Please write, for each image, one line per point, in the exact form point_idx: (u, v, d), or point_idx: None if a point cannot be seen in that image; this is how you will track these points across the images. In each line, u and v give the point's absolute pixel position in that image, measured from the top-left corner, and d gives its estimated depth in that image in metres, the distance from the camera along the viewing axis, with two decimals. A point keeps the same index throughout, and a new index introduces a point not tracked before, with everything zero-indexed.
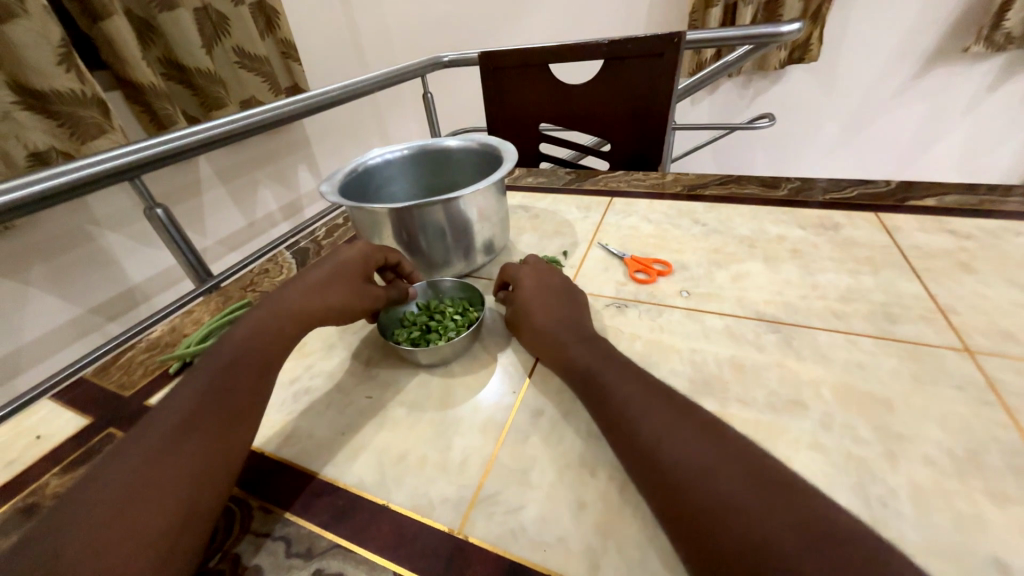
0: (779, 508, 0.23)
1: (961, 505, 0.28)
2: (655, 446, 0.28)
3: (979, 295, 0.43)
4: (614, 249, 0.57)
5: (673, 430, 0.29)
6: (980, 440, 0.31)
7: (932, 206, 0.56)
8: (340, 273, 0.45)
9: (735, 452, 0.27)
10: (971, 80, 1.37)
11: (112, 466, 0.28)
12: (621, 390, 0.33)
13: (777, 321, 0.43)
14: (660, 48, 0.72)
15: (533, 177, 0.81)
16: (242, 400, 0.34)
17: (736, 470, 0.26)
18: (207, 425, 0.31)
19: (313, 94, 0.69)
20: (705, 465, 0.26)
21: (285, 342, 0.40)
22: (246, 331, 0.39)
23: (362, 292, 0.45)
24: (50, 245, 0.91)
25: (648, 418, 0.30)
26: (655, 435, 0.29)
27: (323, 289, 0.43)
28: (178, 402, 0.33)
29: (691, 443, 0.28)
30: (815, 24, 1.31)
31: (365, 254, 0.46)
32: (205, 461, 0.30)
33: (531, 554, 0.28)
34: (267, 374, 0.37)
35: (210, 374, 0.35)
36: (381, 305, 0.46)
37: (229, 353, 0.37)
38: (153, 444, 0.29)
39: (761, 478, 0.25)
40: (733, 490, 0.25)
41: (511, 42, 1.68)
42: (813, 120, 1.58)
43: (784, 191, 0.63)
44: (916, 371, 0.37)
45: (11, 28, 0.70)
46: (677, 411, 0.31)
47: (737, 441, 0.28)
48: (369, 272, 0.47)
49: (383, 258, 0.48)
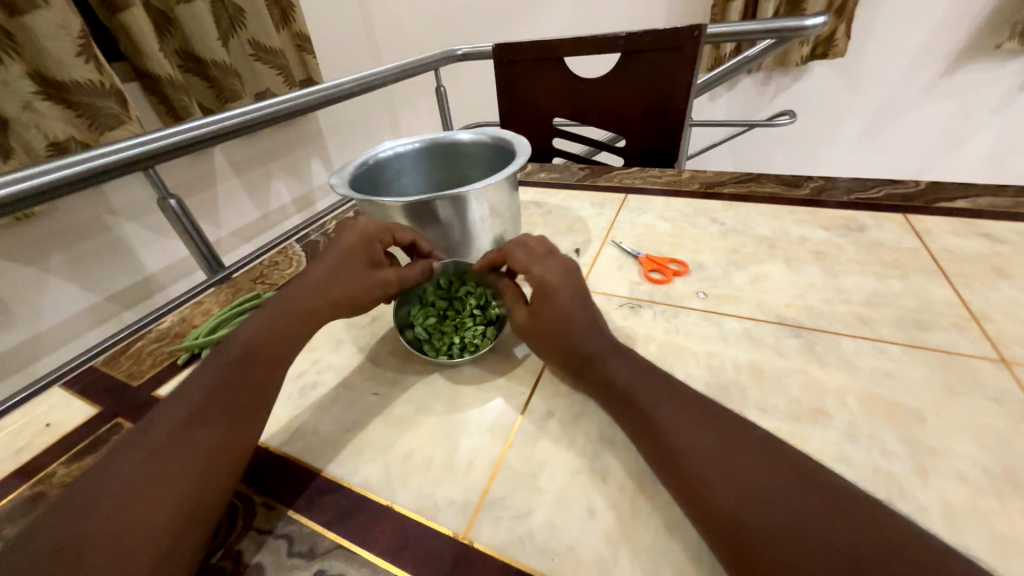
0: (819, 530, 0.22)
1: (998, 527, 0.26)
2: (682, 455, 0.27)
3: (1017, 302, 0.41)
4: (629, 247, 0.55)
5: (701, 436, 0.27)
6: (1019, 457, 0.29)
7: (965, 208, 0.53)
8: (346, 260, 0.42)
9: (770, 461, 0.25)
10: (1004, 77, 1.32)
11: (122, 461, 0.28)
12: (644, 389, 0.32)
13: (798, 325, 0.42)
14: (679, 41, 0.70)
15: (546, 172, 0.79)
16: (252, 391, 0.33)
17: (771, 484, 0.24)
18: (217, 419, 0.31)
19: (327, 87, 0.68)
20: (736, 478, 0.25)
21: (295, 335, 0.38)
22: (254, 323, 0.37)
23: (370, 279, 0.42)
24: (68, 234, 0.93)
25: (674, 422, 0.29)
26: (682, 441, 0.28)
27: (329, 280, 0.41)
28: (188, 395, 0.32)
29: (721, 452, 0.26)
30: (839, 19, 1.27)
31: (370, 236, 0.43)
32: (218, 454, 0.29)
33: (539, 563, 0.27)
34: (280, 364, 0.36)
35: (219, 366, 0.34)
36: (392, 291, 0.43)
37: (239, 344, 0.36)
38: (164, 438, 0.29)
39: (799, 494, 0.23)
40: (769, 508, 0.23)
41: (526, 36, 1.66)
42: (835, 118, 1.53)
43: (807, 190, 0.61)
44: (948, 382, 0.35)
45: (32, 18, 0.70)
46: (705, 413, 0.29)
47: (769, 447, 0.26)
48: (376, 256, 0.44)
49: (390, 239, 0.45)
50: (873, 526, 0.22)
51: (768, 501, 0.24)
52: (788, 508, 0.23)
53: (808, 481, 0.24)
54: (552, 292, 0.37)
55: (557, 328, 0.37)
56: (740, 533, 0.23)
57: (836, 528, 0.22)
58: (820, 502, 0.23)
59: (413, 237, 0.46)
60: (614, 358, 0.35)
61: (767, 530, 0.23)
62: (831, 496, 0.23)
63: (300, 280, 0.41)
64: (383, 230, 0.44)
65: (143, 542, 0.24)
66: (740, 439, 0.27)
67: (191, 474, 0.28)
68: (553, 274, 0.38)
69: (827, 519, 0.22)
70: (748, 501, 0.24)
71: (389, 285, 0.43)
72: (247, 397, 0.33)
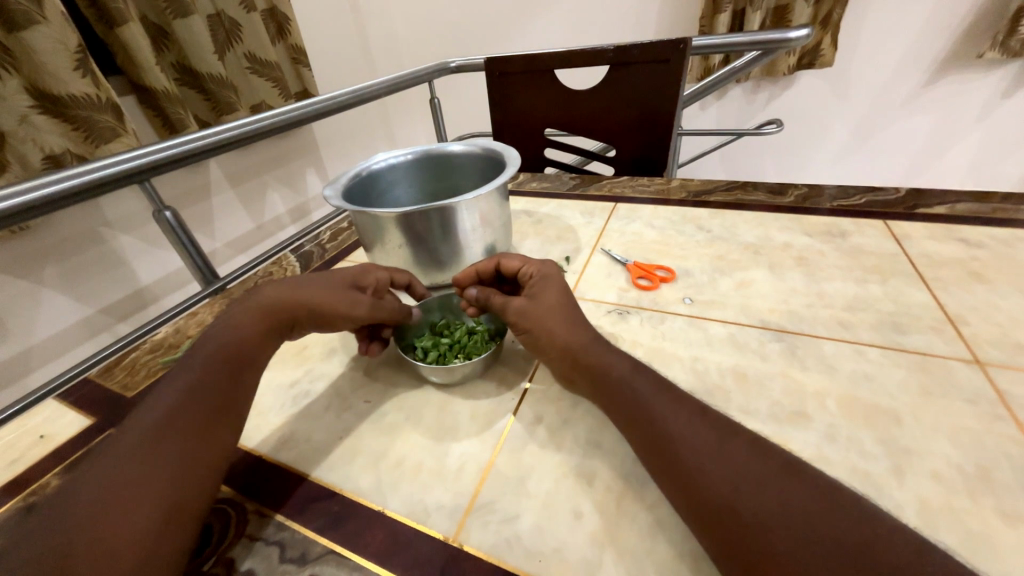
0: (808, 523, 0.22)
1: (971, 523, 0.27)
2: (675, 450, 0.27)
3: (992, 305, 0.42)
4: (617, 255, 0.56)
5: (694, 432, 0.28)
6: (990, 456, 0.30)
7: (942, 213, 0.55)
8: (330, 277, 0.43)
9: (761, 459, 0.26)
10: (985, 86, 1.35)
11: (100, 464, 0.28)
12: (637, 384, 0.32)
13: (781, 329, 0.43)
14: (665, 53, 0.71)
15: (537, 181, 0.81)
16: (223, 394, 0.34)
17: (763, 480, 0.25)
18: (185, 421, 0.31)
19: (323, 99, 0.69)
20: (730, 474, 0.25)
21: (262, 341, 0.38)
22: (235, 328, 0.37)
23: (342, 296, 0.41)
24: (63, 246, 0.93)
25: (667, 418, 0.29)
26: (679, 441, 0.28)
27: (307, 287, 0.41)
28: (161, 399, 0.32)
29: (713, 446, 0.27)
30: (825, 30, 1.30)
31: (364, 268, 0.44)
32: (185, 457, 0.29)
33: (525, 565, 0.28)
34: (246, 368, 0.36)
35: (192, 373, 0.34)
36: (362, 314, 0.41)
37: (209, 351, 0.36)
38: (136, 443, 0.29)
39: (789, 490, 0.24)
40: (760, 502, 0.24)
41: (519, 47, 1.69)
42: (823, 125, 1.56)
43: (791, 198, 0.63)
44: (925, 383, 0.36)
45: (30, 34, 0.71)
46: (697, 411, 0.30)
47: (760, 445, 0.27)
48: (364, 283, 0.44)
49: (386, 279, 0.45)
50: (858, 520, 0.22)
51: (760, 495, 0.24)
52: (777, 502, 0.24)
53: (798, 477, 0.25)
54: (544, 281, 0.41)
55: (547, 312, 0.38)
56: (733, 527, 0.23)
57: (824, 523, 0.22)
58: (809, 497, 0.23)
59: (409, 279, 0.47)
60: (608, 350, 0.35)
61: (759, 524, 0.23)
62: (818, 491, 0.24)
63: (278, 286, 0.41)
64: (382, 270, 0.46)
65: (134, 547, 0.25)
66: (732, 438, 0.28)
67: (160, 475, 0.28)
68: (550, 272, 0.41)
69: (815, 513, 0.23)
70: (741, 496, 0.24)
71: (362, 305, 0.41)
72: (209, 397, 0.33)
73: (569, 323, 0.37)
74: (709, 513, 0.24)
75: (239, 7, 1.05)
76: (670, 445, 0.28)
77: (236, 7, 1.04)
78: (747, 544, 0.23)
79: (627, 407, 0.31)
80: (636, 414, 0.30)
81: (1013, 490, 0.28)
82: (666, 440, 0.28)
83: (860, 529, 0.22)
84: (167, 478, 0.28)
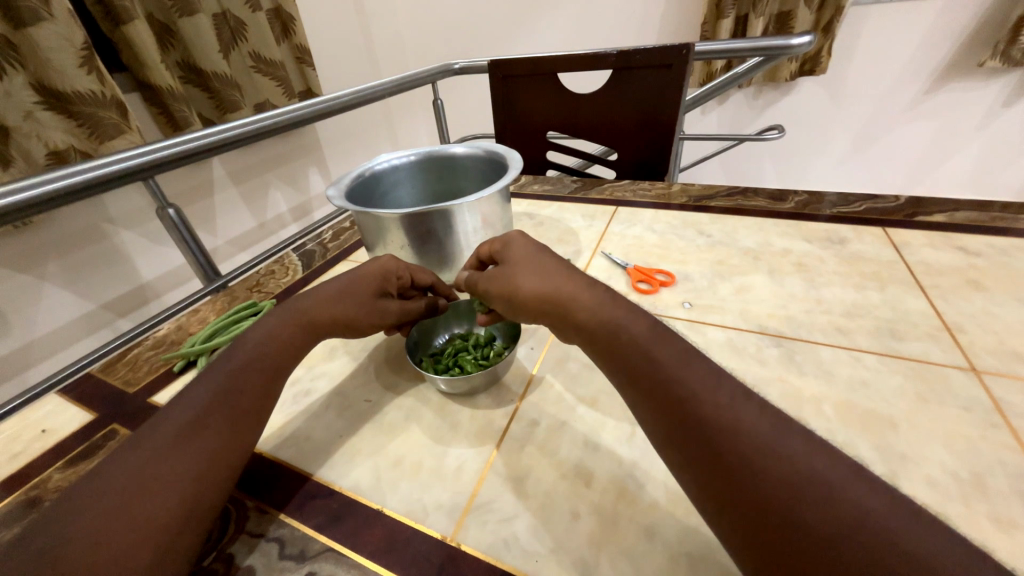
0: (819, 504, 0.21)
1: (964, 530, 0.27)
2: (678, 422, 0.25)
3: (989, 313, 0.43)
4: (618, 258, 0.57)
5: (705, 395, 0.26)
6: (985, 462, 0.31)
7: (941, 222, 0.55)
8: (354, 282, 0.42)
9: (766, 430, 0.24)
10: (986, 96, 1.35)
11: (127, 461, 0.28)
12: (631, 339, 0.29)
13: (779, 335, 0.43)
14: (668, 59, 0.72)
15: (539, 184, 0.81)
16: (255, 396, 0.34)
17: (774, 453, 0.23)
18: (214, 423, 0.31)
19: (328, 99, 0.70)
20: (741, 446, 0.23)
21: (296, 351, 0.38)
22: (258, 330, 0.38)
23: (372, 307, 0.41)
24: (66, 240, 0.93)
25: (667, 383, 0.27)
26: (710, 426, 0.24)
27: (337, 294, 0.40)
28: (193, 399, 0.32)
29: (723, 413, 0.25)
30: (825, 37, 1.30)
31: (387, 267, 0.43)
32: (211, 459, 0.29)
33: (521, 564, 0.28)
34: (280, 373, 0.36)
35: (224, 374, 0.34)
36: (390, 321, 0.42)
37: (244, 354, 0.35)
38: (165, 441, 0.29)
39: (796, 467, 0.22)
40: (767, 479, 0.22)
41: (522, 49, 1.70)
42: (823, 132, 1.57)
43: (792, 204, 0.63)
44: (921, 390, 0.36)
45: (37, 31, 0.72)
46: (708, 371, 0.27)
47: (773, 414, 0.25)
48: (387, 287, 0.43)
49: (409, 277, 0.45)
50: (871, 503, 0.21)
51: (770, 476, 0.22)
52: (781, 477, 0.22)
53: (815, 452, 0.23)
54: (513, 244, 0.37)
55: (525, 268, 0.34)
56: (737, 504, 0.22)
57: (833, 507, 0.21)
58: (823, 475, 0.22)
59: (431, 278, 0.46)
60: (599, 296, 0.32)
61: (766, 505, 0.22)
62: (825, 466, 0.22)
63: (309, 293, 0.41)
64: (404, 267, 0.45)
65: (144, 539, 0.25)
66: (743, 404, 0.25)
67: (183, 477, 0.28)
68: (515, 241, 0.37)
69: (827, 496, 0.21)
70: (746, 475, 0.23)
71: (390, 315, 0.42)
72: (243, 399, 0.33)
73: (545, 275, 0.33)
74: (710, 489, 0.23)
75: (244, 7, 1.06)
76: (677, 413, 0.26)
77: (242, 6, 1.05)
78: (747, 523, 0.22)
79: (625, 371, 0.29)
80: (633, 378, 0.28)
81: (1008, 498, 0.29)
82: (670, 405, 0.26)
83: (877, 515, 0.20)
84: (187, 479, 0.28)
